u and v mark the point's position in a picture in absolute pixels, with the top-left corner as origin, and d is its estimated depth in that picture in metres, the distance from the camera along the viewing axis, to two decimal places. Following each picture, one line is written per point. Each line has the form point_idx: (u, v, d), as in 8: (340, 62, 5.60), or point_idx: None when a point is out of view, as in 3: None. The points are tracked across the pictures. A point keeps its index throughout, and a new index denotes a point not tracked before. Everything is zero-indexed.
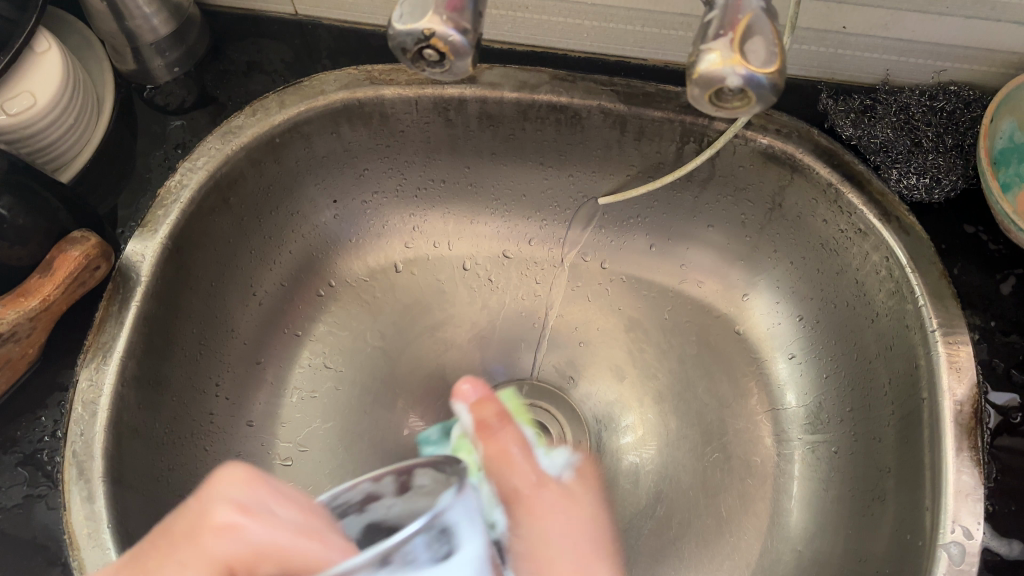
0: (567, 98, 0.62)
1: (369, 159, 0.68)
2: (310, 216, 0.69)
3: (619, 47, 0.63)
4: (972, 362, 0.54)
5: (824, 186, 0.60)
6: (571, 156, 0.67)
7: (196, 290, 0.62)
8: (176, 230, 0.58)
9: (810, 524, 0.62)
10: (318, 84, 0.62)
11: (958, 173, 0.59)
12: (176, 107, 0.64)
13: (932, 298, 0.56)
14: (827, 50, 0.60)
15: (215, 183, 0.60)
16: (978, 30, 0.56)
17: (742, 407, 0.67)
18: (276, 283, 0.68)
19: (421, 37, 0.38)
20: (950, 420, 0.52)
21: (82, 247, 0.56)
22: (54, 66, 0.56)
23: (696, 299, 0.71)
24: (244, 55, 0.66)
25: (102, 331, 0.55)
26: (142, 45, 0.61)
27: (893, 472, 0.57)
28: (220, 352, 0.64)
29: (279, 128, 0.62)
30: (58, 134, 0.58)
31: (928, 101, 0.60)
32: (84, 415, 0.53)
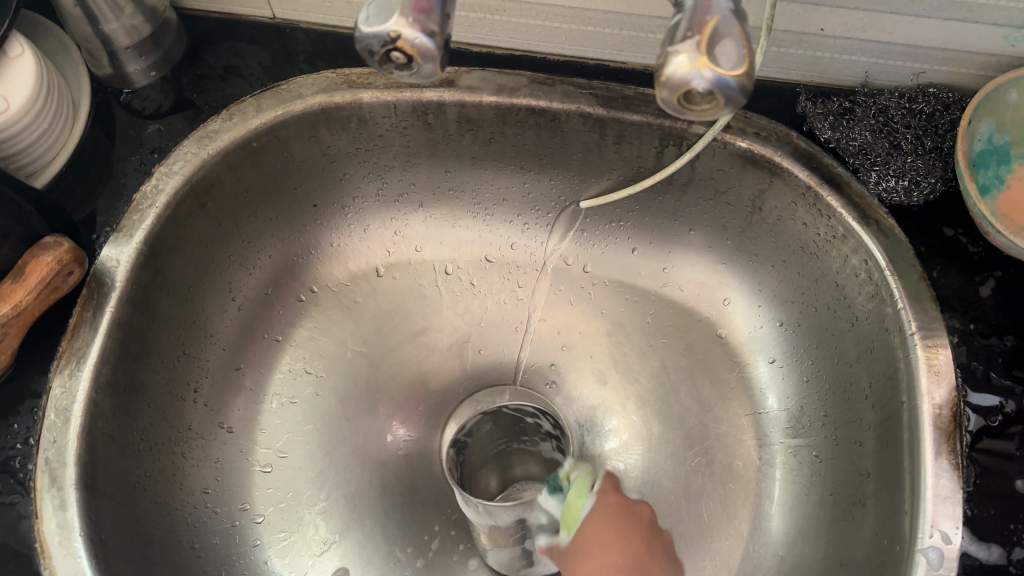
0: (545, 101, 0.62)
1: (349, 163, 0.68)
2: (290, 222, 0.69)
3: (598, 50, 0.63)
4: (950, 365, 0.53)
5: (803, 189, 0.60)
6: (552, 159, 0.67)
7: (173, 296, 0.61)
8: (152, 236, 0.58)
9: (792, 529, 0.62)
10: (295, 88, 0.62)
11: (936, 176, 0.59)
12: (153, 111, 0.64)
13: (911, 301, 0.56)
14: (804, 53, 0.60)
15: (191, 189, 0.60)
16: (955, 32, 0.55)
17: (724, 411, 0.67)
18: (255, 287, 0.68)
19: (387, 39, 0.38)
20: (928, 424, 0.52)
21: (55, 253, 0.55)
22: (28, 70, 0.55)
23: (680, 303, 0.70)
24: (221, 59, 0.65)
25: (76, 337, 0.54)
26: (118, 49, 0.61)
27: (873, 476, 0.57)
28: (198, 358, 0.64)
29: (256, 132, 0.62)
30: (32, 139, 0.58)
31: (907, 103, 0.60)
32: (57, 422, 0.52)
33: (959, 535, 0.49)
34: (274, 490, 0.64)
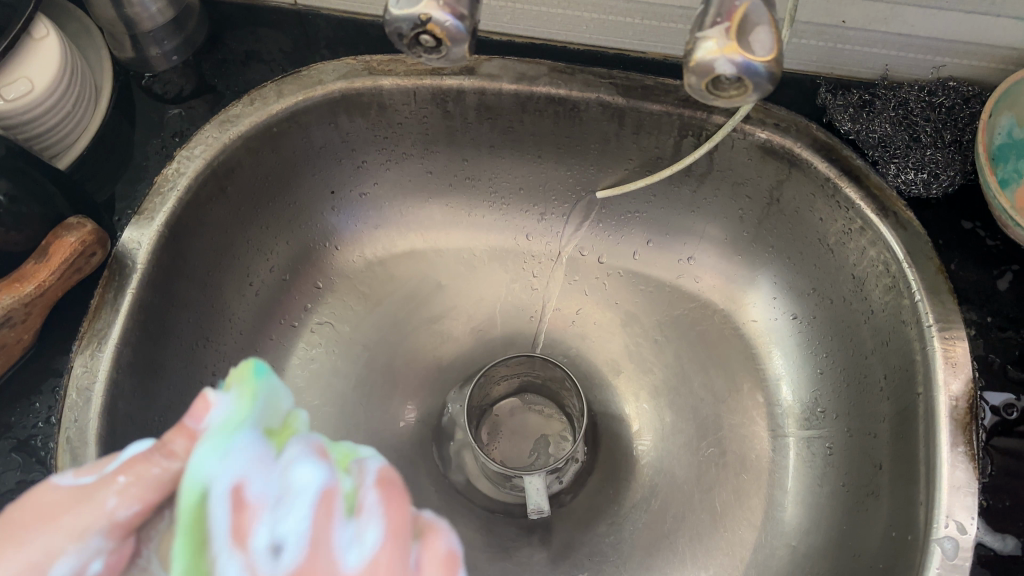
0: (565, 90, 0.62)
1: (368, 150, 0.68)
2: (308, 208, 0.69)
3: (619, 40, 0.63)
4: (968, 358, 0.53)
5: (822, 180, 0.60)
6: (570, 149, 0.67)
7: (192, 279, 0.62)
8: (173, 218, 0.58)
9: (805, 520, 0.62)
10: (316, 73, 0.62)
11: (956, 169, 0.59)
12: (174, 95, 0.64)
13: (928, 293, 0.56)
14: (826, 45, 0.60)
15: (212, 172, 0.60)
16: (978, 25, 0.56)
17: (737, 403, 0.67)
18: (274, 272, 0.68)
19: (418, 22, 0.38)
20: (945, 415, 0.52)
21: (78, 234, 0.55)
22: (52, 52, 0.55)
23: (694, 294, 0.71)
24: (242, 44, 0.65)
25: (97, 319, 0.55)
26: (142, 32, 0.61)
27: (887, 467, 0.57)
28: (217, 341, 0.64)
29: (277, 117, 0.62)
30: (55, 121, 0.58)
31: (928, 96, 0.60)
32: (78, 401, 0.53)
33: (974, 525, 0.50)
34: None
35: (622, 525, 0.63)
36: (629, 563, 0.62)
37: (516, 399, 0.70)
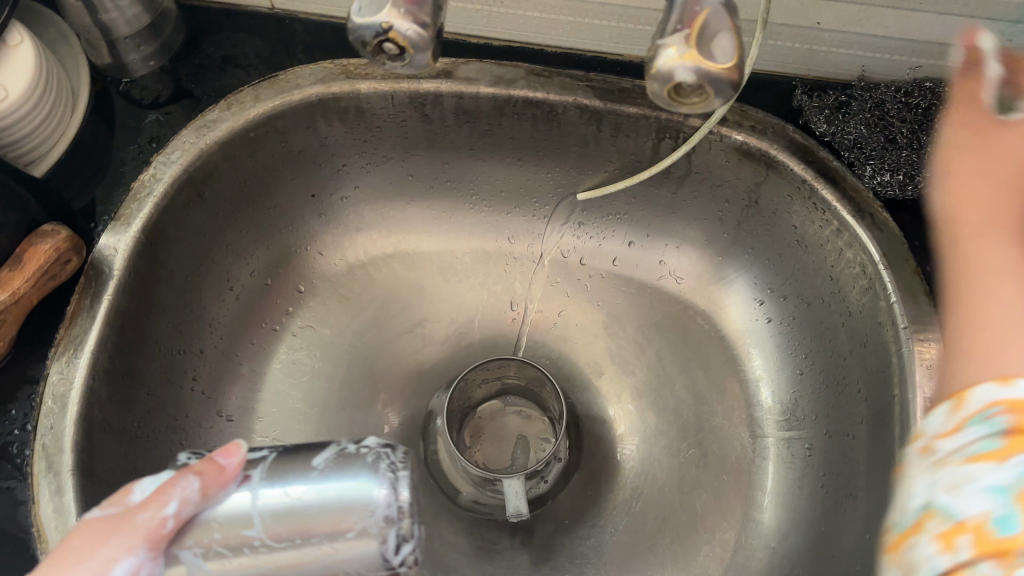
0: (542, 93, 0.62)
1: (348, 154, 0.68)
2: (288, 212, 0.69)
3: (596, 43, 0.63)
4: (942, 360, 0.54)
5: (799, 182, 0.60)
6: (549, 152, 0.67)
7: (170, 284, 0.62)
8: (149, 224, 0.58)
9: (784, 522, 0.62)
10: (294, 78, 0.62)
11: (932, 169, 0.59)
12: (151, 101, 0.64)
13: (904, 294, 0.56)
14: (802, 46, 0.60)
15: (190, 177, 0.60)
16: (951, 27, 0.56)
17: (719, 404, 0.67)
18: (254, 276, 0.68)
19: (380, 30, 0.38)
20: (919, 417, 0.52)
21: (53, 241, 0.55)
22: (27, 59, 0.55)
23: (676, 296, 0.71)
24: (219, 50, 0.65)
25: (73, 325, 0.55)
26: (118, 38, 0.61)
27: (864, 469, 0.57)
28: (196, 346, 0.64)
29: (254, 122, 0.62)
30: (30, 127, 0.57)
31: (903, 97, 0.60)
32: (54, 408, 0.53)
33: None
34: None
35: (601, 527, 0.63)
36: (608, 565, 0.62)
37: (497, 401, 0.70)
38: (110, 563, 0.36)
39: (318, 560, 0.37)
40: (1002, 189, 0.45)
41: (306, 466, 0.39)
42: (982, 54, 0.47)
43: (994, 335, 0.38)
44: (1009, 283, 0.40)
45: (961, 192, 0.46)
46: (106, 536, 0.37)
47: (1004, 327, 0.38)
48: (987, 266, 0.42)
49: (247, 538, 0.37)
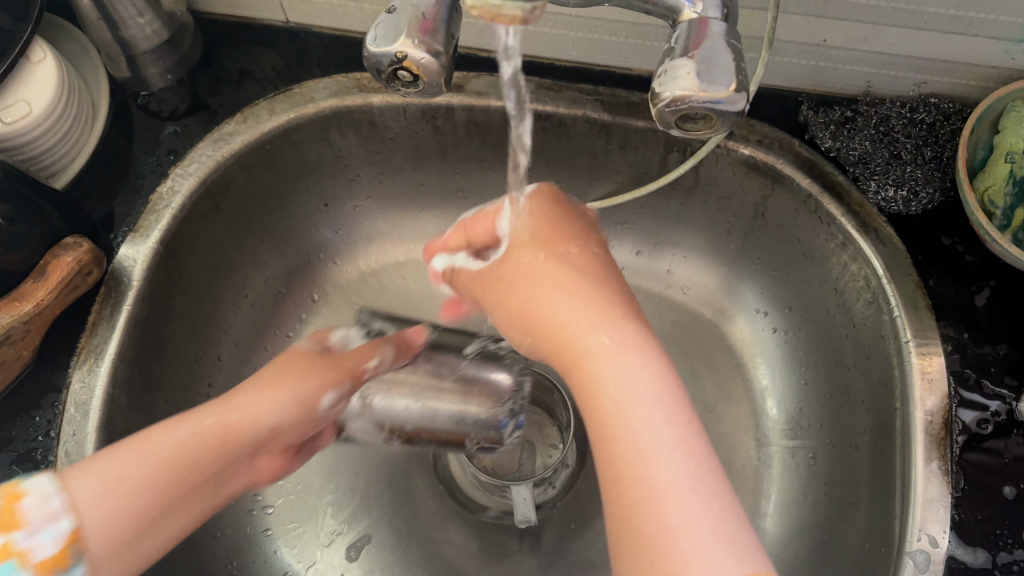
0: (552, 107, 0.63)
1: (360, 165, 0.69)
2: (303, 221, 0.71)
3: (605, 57, 0.64)
4: (943, 373, 0.54)
5: (804, 197, 0.61)
6: (559, 163, 0.68)
7: (188, 292, 0.63)
8: (168, 236, 0.60)
9: (787, 529, 0.63)
10: (308, 92, 0.64)
11: (935, 186, 0.59)
12: (169, 113, 0.65)
13: (907, 308, 0.57)
14: (808, 63, 0.61)
15: (206, 190, 0.62)
16: (956, 45, 0.56)
17: (724, 412, 0.68)
18: (269, 284, 0.70)
19: (395, 59, 0.39)
20: (920, 430, 0.53)
21: (75, 253, 0.57)
22: (49, 75, 0.57)
23: (682, 305, 0.72)
24: (236, 63, 0.67)
25: (94, 334, 0.56)
26: (138, 52, 0.62)
27: (866, 480, 0.58)
28: (212, 353, 0.65)
29: (269, 135, 0.63)
30: (53, 141, 0.59)
31: (908, 113, 0.60)
32: (76, 415, 0.54)
33: (946, 539, 0.51)
34: (285, 483, 0.66)
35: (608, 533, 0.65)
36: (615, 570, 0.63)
37: None
38: (324, 391, 0.53)
39: (449, 423, 0.56)
40: (543, 268, 0.47)
41: (454, 368, 0.58)
42: (547, 196, 0.53)
43: (606, 320, 0.42)
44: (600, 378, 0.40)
45: (516, 308, 0.47)
46: (297, 377, 0.52)
47: (632, 452, 0.37)
48: (611, 363, 0.40)
49: (412, 393, 0.57)
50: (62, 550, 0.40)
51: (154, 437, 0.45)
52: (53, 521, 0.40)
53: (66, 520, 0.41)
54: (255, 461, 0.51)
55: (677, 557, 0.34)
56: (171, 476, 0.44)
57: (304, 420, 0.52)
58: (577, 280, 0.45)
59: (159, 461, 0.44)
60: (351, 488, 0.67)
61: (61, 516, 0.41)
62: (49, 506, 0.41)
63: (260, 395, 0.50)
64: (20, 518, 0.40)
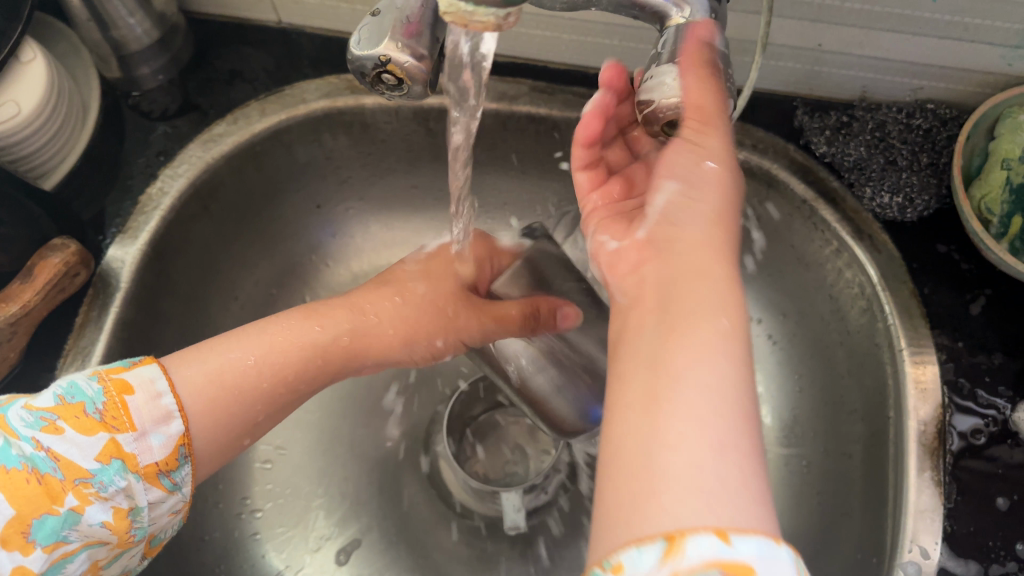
0: (545, 109, 0.63)
1: (353, 166, 0.69)
2: (295, 222, 0.70)
3: (598, 60, 0.64)
4: (937, 383, 0.55)
5: (798, 203, 0.61)
6: (552, 166, 0.68)
7: (176, 294, 0.63)
8: (156, 237, 0.59)
9: (780, 538, 0.63)
10: (299, 93, 0.64)
11: (931, 193, 0.59)
12: (160, 114, 0.65)
13: (902, 316, 0.57)
14: (802, 67, 0.60)
15: (195, 191, 0.61)
16: (952, 50, 0.56)
17: None
18: (260, 286, 0.69)
19: (379, 62, 0.39)
20: (914, 440, 0.53)
21: (62, 255, 0.57)
22: (39, 76, 0.56)
23: None
24: (227, 64, 0.66)
25: (81, 336, 0.56)
26: (128, 53, 0.62)
27: (859, 490, 0.58)
28: None
29: (260, 136, 0.63)
30: (43, 141, 0.58)
31: (905, 119, 0.60)
32: None
33: (937, 550, 0.50)
34: (274, 486, 0.66)
35: None
36: None
37: None
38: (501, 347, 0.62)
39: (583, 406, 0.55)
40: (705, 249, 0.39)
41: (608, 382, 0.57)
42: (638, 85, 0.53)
43: (690, 295, 0.37)
44: (649, 326, 0.37)
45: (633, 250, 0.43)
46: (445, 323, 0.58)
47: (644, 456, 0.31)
48: (702, 345, 0.34)
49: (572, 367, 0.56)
50: (172, 452, 0.44)
51: (222, 354, 0.49)
52: (164, 423, 0.44)
53: (176, 424, 0.45)
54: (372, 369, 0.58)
55: (661, 477, 0.30)
56: (274, 388, 0.50)
57: (352, 361, 0.55)
58: (709, 197, 0.42)
59: (271, 379, 0.50)
60: (341, 492, 0.66)
61: (171, 420, 0.44)
62: (160, 406, 0.44)
63: (406, 311, 0.57)
64: (132, 419, 0.43)
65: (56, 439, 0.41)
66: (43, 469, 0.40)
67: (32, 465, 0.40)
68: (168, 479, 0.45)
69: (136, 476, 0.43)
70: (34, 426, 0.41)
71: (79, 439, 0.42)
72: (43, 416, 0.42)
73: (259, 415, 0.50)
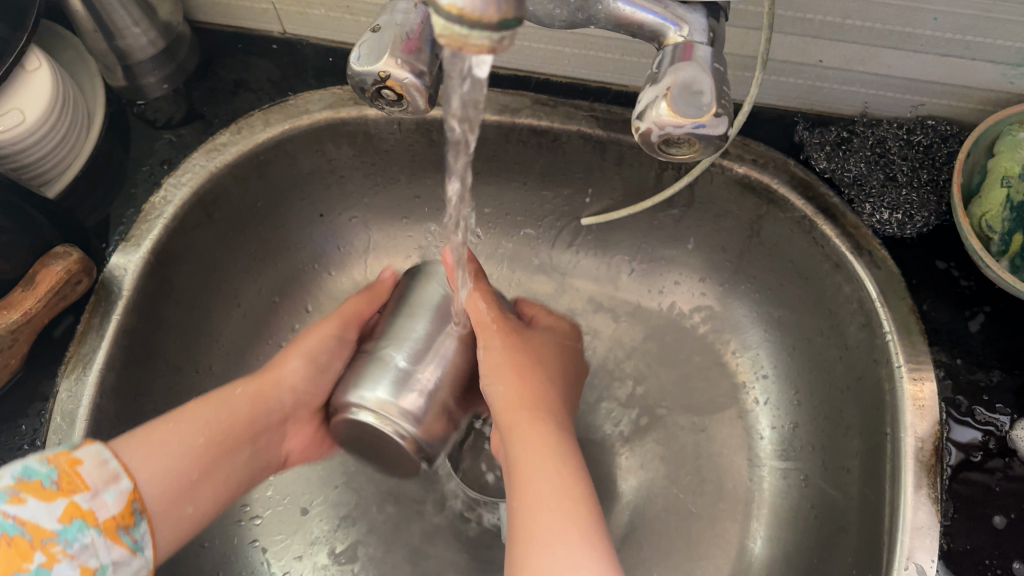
0: (547, 122, 0.63)
1: (355, 176, 0.69)
2: (298, 231, 0.71)
3: (600, 73, 0.64)
4: (935, 399, 0.54)
5: (799, 218, 0.61)
6: (554, 177, 0.68)
7: (178, 302, 0.63)
8: (159, 246, 0.60)
9: (777, 551, 0.63)
10: (303, 103, 0.64)
11: (931, 210, 0.59)
12: (164, 122, 0.65)
13: (900, 332, 0.56)
14: (804, 82, 0.60)
15: (199, 200, 0.62)
16: (954, 67, 0.56)
17: (717, 432, 0.68)
18: (261, 294, 0.70)
19: (378, 78, 0.39)
20: (910, 456, 0.53)
21: (64, 263, 0.57)
22: (43, 84, 0.56)
23: (676, 322, 0.72)
24: (232, 73, 0.67)
25: (83, 343, 0.56)
26: (133, 62, 0.62)
27: (857, 505, 0.57)
28: (202, 362, 0.65)
29: (263, 146, 0.63)
30: (47, 150, 0.59)
31: (906, 135, 0.60)
32: (62, 424, 0.54)
33: (934, 568, 0.50)
34: (273, 494, 0.66)
35: None
36: None
37: None
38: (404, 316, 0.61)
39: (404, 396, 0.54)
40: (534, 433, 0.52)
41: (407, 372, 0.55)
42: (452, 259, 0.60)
43: (539, 471, 0.49)
44: (527, 494, 0.48)
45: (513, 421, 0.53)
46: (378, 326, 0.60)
47: None
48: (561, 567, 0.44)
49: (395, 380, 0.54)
50: (126, 506, 0.47)
51: (164, 426, 0.52)
52: (114, 482, 0.47)
53: (125, 481, 0.48)
54: (286, 429, 0.61)
55: None
56: (211, 444, 0.54)
57: (261, 406, 0.59)
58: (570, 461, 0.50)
59: (206, 436, 0.54)
60: (340, 501, 0.66)
61: (119, 478, 0.47)
62: (109, 469, 0.47)
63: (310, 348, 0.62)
64: (86, 481, 0.45)
65: (21, 508, 0.43)
66: (14, 531, 0.42)
67: (1, 532, 0.42)
68: (129, 536, 0.47)
69: (98, 531, 0.45)
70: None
71: (41, 506, 0.44)
72: (5, 489, 0.43)
73: (218, 469, 0.54)
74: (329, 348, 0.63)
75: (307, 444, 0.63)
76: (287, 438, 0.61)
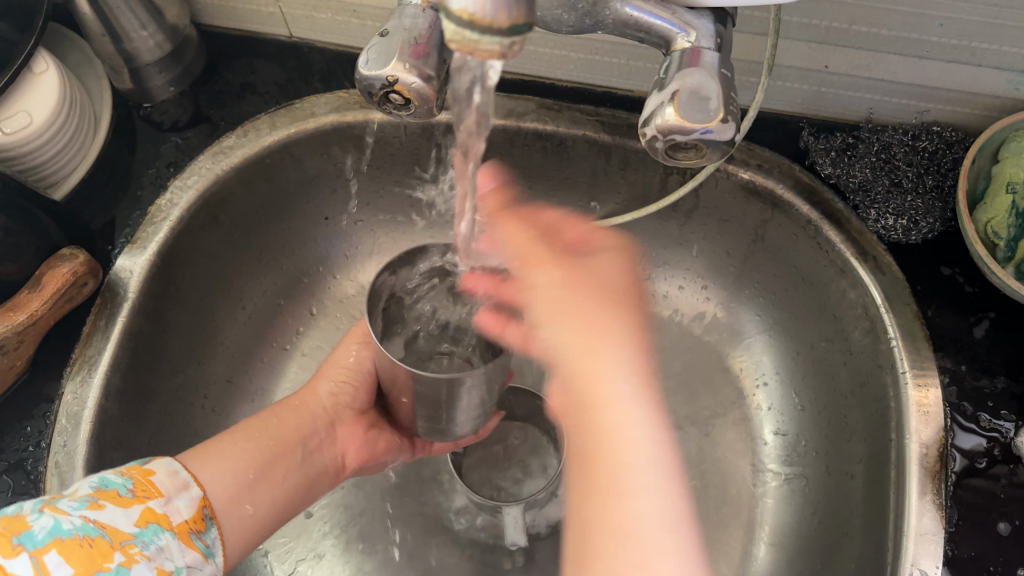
0: (552, 126, 0.63)
1: (361, 179, 0.69)
2: (304, 233, 0.71)
3: (605, 79, 0.64)
4: (940, 406, 0.54)
5: (803, 223, 0.61)
6: (559, 182, 0.68)
7: (184, 304, 0.63)
8: (165, 248, 0.60)
9: (782, 556, 0.62)
10: (309, 107, 0.64)
11: (936, 215, 0.59)
12: (170, 125, 0.66)
13: (905, 338, 0.56)
14: (809, 88, 0.61)
15: (205, 203, 0.62)
16: (959, 74, 0.56)
17: (721, 437, 0.68)
18: (267, 296, 0.70)
19: (386, 83, 0.39)
20: (915, 462, 0.53)
21: (71, 264, 0.57)
22: (51, 87, 0.56)
23: (680, 327, 0.72)
24: (239, 77, 0.67)
25: (88, 344, 0.56)
26: (140, 65, 0.62)
27: (861, 511, 0.57)
28: (208, 365, 0.65)
29: (269, 149, 0.63)
30: (54, 152, 0.59)
31: (911, 141, 0.60)
32: (67, 426, 0.54)
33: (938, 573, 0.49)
34: None
35: None
36: None
37: None
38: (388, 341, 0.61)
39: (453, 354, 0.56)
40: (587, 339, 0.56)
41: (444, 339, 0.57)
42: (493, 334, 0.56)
43: (608, 468, 0.51)
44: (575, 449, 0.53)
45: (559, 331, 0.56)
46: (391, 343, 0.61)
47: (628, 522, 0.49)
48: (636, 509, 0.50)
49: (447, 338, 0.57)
50: (197, 512, 0.47)
51: (220, 441, 0.52)
52: (184, 490, 0.47)
53: (196, 489, 0.48)
54: (335, 433, 0.59)
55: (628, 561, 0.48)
56: (269, 448, 0.54)
57: (301, 417, 0.58)
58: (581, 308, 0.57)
59: (261, 443, 0.54)
60: (343, 504, 0.66)
61: (190, 486, 0.48)
62: (179, 478, 0.47)
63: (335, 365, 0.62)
64: (158, 488, 0.46)
65: (100, 513, 0.42)
66: (96, 533, 0.41)
67: (84, 532, 0.41)
68: (201, 541, 0.46)
69: (172, 534, 0.44)
70: (81, 505, 0.42)
71: (118, 511, 0.43)
72: (84, 497, 0.43)
73: (275, 471, 0.53)
74: (357, 359, 0.62)
75: (359, 447, 0.60)
76: (336, 442, 0.59)
